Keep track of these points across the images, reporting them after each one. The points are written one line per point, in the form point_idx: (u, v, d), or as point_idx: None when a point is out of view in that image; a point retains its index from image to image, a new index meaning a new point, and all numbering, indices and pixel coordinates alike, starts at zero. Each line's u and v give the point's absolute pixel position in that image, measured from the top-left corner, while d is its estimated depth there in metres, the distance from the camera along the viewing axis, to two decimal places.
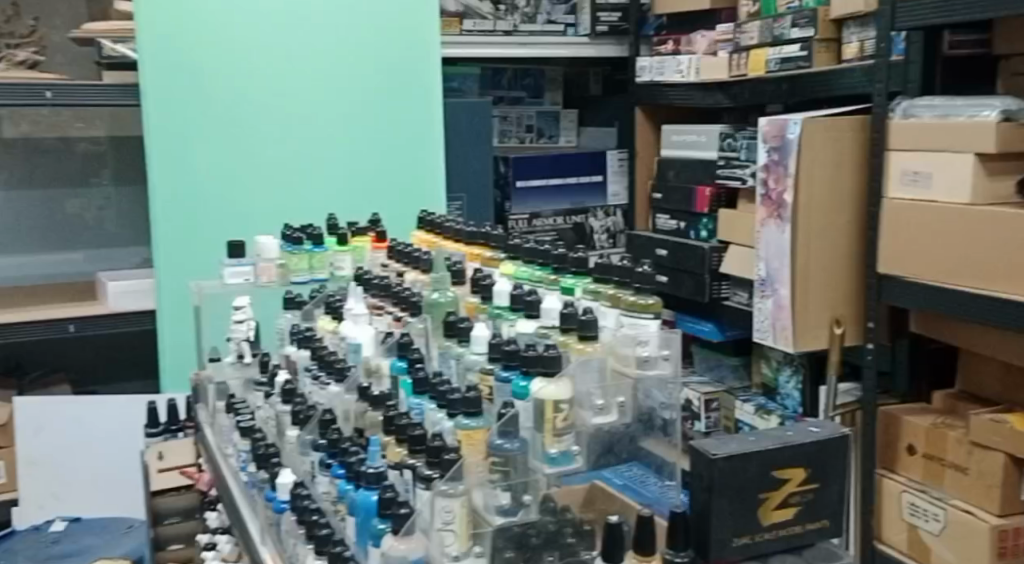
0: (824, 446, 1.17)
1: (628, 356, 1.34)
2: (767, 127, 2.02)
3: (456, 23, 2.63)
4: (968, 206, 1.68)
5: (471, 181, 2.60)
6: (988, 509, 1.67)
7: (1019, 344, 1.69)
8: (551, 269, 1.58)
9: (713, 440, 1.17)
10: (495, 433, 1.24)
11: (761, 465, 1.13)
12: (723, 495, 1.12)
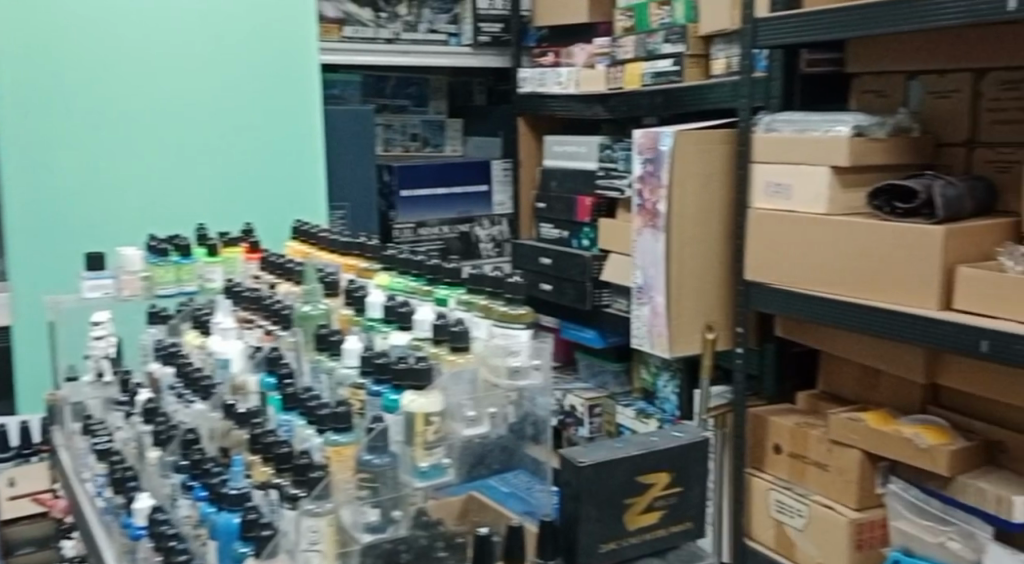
0: (686, 451, 1.27)
1: (499, 365, 1.41)
2: (642, 139, 2.08)
3: (335, 30, 2.59)
4: (825, 216, 1.78)
5: (355, 190, 2.59)
6: (847, 504, 1.78)
7: (874, 346, 1.80)
8: (426, 281, 1.63)
9: (582, 448, 1.25)
10: (364, 449, 1.27)
11: (627, 472, 1.22)
12: (591, 503, 1.20)
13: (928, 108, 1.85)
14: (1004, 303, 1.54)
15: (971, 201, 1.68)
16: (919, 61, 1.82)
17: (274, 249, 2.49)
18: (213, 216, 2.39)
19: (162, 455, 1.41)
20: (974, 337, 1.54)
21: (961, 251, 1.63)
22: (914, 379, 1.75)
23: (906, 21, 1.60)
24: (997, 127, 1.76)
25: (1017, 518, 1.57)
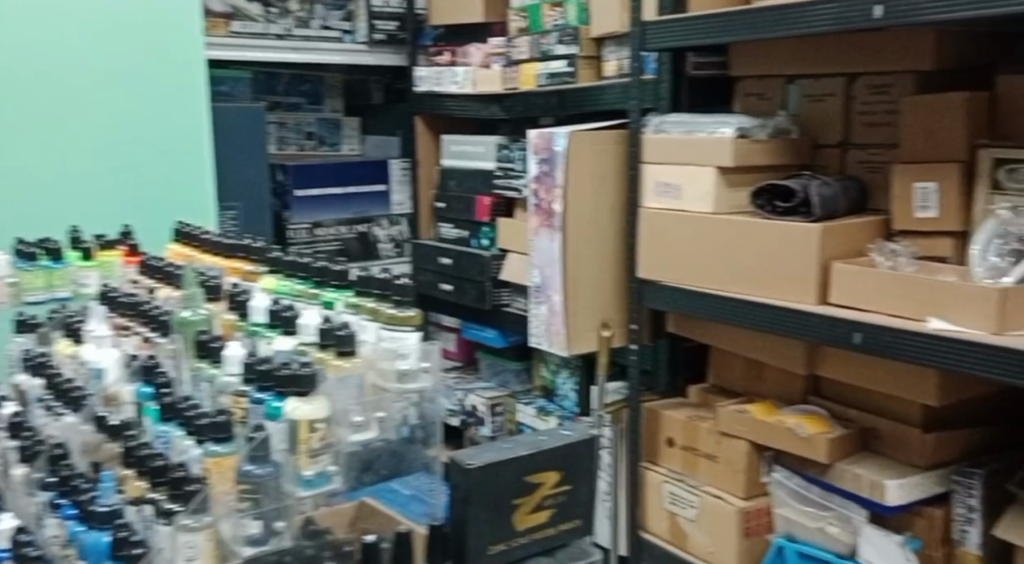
0: (570, 452, 1.37)
1: (388, 370, 1.43)
2: (536, 140, 2.10)
3: (223, 24, 2.53)
4: (711, 215, 1.83)
5: (245, 190, 2.55)
6: (736, 493, 1.85)
7: (760, 340, 1.87)
8: (313, 283, 1.65)
9: (470, 450, 1.33)
10: (246, 459, 1.30)
11: (515, 473, 1.31)
12: (478, 505, 1.29)
13: (805, 112, 1.92)
14: (878, 297, 1.62)
15: (845, 200, 1.76)
16: (798, 66, 1.88)
17: (154, 252, 2.40)
18: (88, 217, 2.28)
19: (28, 472, 1.34)
20: (848, 330, 1.62)
21: (837, 249, 1.70)
22: (796, 370, 1.83)
23: (791, 25, 1.65)
24: (869, 129, 1.84)
25: (889, 500, 1.65)
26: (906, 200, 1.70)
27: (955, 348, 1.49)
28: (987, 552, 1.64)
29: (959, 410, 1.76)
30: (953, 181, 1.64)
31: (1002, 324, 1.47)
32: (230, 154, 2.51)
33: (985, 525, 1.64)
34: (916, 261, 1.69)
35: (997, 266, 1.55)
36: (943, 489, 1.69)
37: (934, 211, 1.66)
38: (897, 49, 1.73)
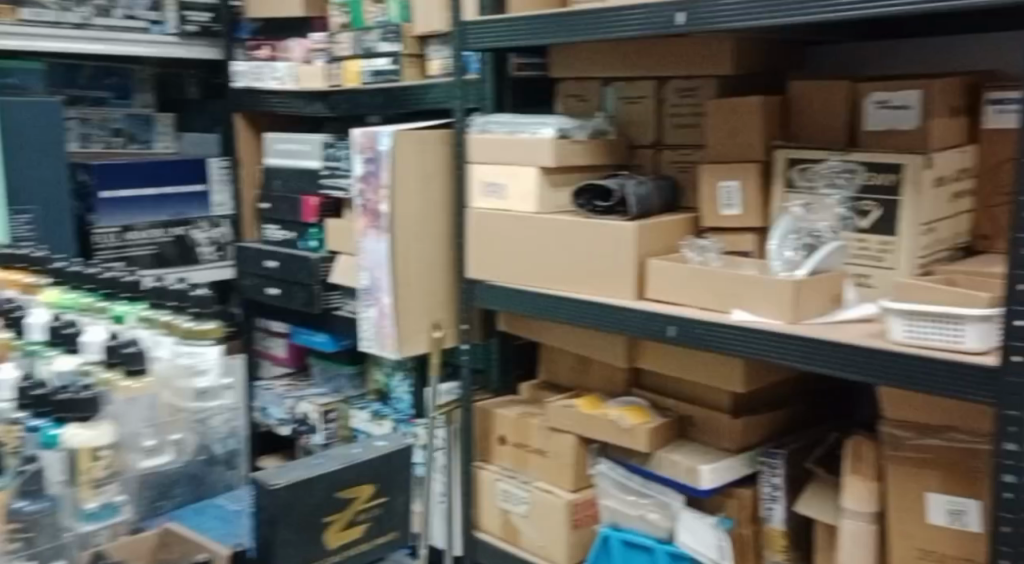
0: (382, 467, 1.56)
1: (185, 387, 1.57)
2: (360, 139, 2.04)
3: (9, 12, 2.37)
4: (536, 215, 1.86)
5: (42, 191, 2.41)
6: (564, 486, 1.89)
7: (585, 335, 1.91)
8: (102, 295, 1.78)
9: (277, 469, 1.48)
10: (16, 496, 1.35)
11: (326, 489, 1.47)
12: (286, 524, 1.44)
13: (623, 113, 1.96)
14: (690, 291, 1.71)
15: (658, 197, 1.83)
16: (612, 68, 1.93)
17: None
18: None
19: None
20: (662, 324, 1.69)
21: (651, 245, 1.77)
22: (616, 364, 1.87)
23: (607, 31, 1.72)
24: (680, 131, 1.90)
25: (703, 483, 1.72)
26: (712, 198, 1.81)
27: (761, 337, 1.59)
28: (790, 527, 1.74)
29: (766, 394, 1.85)
30: (754, 179, 1.76)
31: (796, 315, 1.59)
32: (25, 155, 2.38)
33: (787, 500, 1.74)
34: (721, 256, 1.77)
35: (792, 260, 1.67)
36: (751, 470, 1.79)
37: (737, 208, 1.78)
38: (699, 55, 1.82)
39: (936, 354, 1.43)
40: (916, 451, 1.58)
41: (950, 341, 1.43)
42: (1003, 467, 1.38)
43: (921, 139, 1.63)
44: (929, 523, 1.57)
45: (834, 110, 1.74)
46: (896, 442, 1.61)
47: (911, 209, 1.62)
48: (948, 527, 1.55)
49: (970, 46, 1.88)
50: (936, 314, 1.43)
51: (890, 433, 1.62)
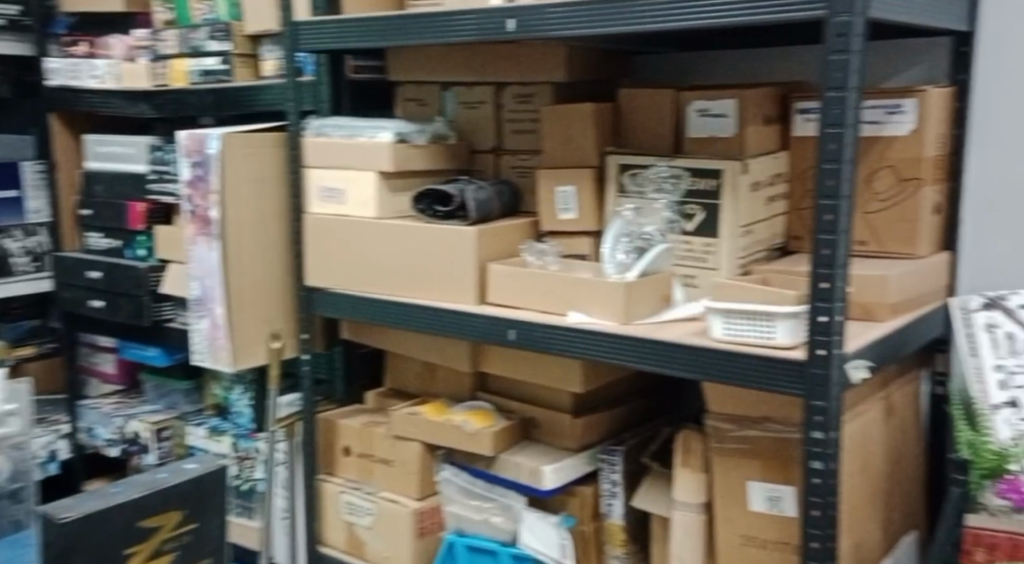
0: (193, 492, 1.62)
1: None
2: (187, 141, 1.96)
3: None
4: (375, 220, 1.84)
5: None
6: (410, 495, 1.88)
7: (428, 341, 1.90)
8: None
9: (77, 501, 1.53)
10: None
11: (129, 517, 1.54)
12: (83, 553, 1.49)
13: (461, 119, 1.96)
14: (529, 294, 1.72)
15: (498, 202, 1.84)
16: (452, 73, 1.92)
17: None
18: None
19: None
20: (503, 328, 1.70)
21: (490, 249, 1.78)
22: (460, 368, 1.87)
23: (443, 35, 1.72)
24: (519, 136, 1.91)
25: (545, 485, 1.74)
26: (549, 202, 1.83)
27: (594, 338, 1.62)
28: (628, 520, 1.80)
29: (602, 392, 1.87)
30: (588, 184, 1.80)
31: (627, 315, 1.64)
32: None
33: (625, 495, 1.79)
34: (560, 259, 1.80)
35: (624, 262, 1.71)
36: (591, 467, 1.81)
37: (573, 212, 1.81)
38: (531, 61, 1.84)
39: (750, 350, 1.51)
40: (738, 443, 1.67)
41: (764, 338, 1.52)
42: (811, 455, 1.48)
43: (737, 145, 1.71)
44: (751, 510, 1.66)
45: (659, 117, 1.79)
46: (719, 434, 1.68)
47: (729, 213, 1.70)
48: (768, 513, 1.65)
49: (785, 58, 1.95)
50: (753, 313, 1.51)
51: (715, 426, 1.69)
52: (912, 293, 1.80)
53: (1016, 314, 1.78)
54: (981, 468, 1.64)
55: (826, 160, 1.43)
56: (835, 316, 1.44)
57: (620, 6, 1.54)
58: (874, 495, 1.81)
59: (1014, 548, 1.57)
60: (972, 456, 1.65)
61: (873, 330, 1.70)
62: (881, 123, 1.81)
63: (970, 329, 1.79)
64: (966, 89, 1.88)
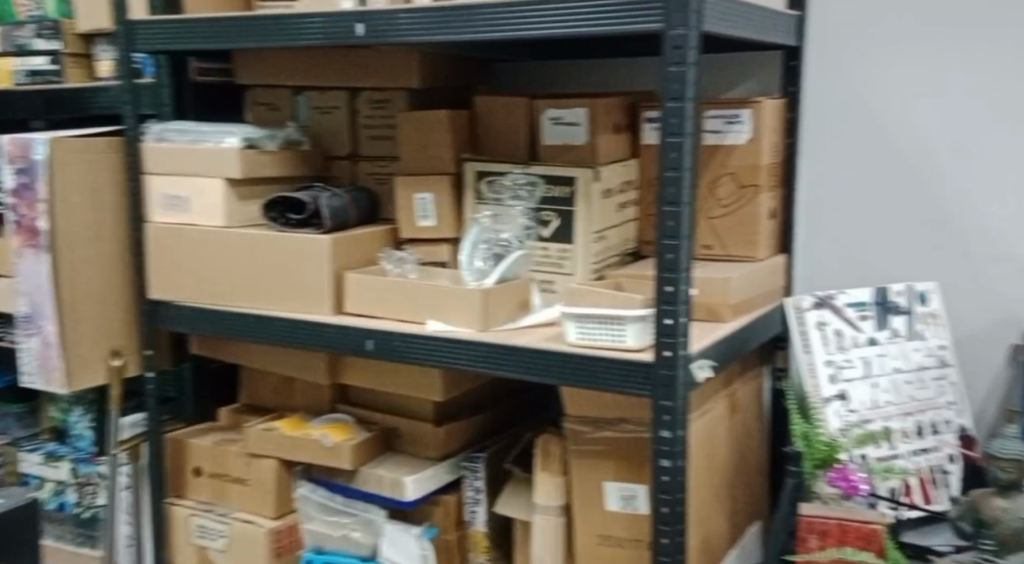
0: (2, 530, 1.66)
1: None
2: (9, 146, 1.83)
3: None
4: (223, 229, 1.76)
5: None
6: (265, 514, 1.82)
7: (282, 354, 1.84)
8: None
9: None
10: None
11: None
12: None
13: (315, 124, 1.92)
14: (387, 303, 1.68)
15: (354, 211, 1.79)
16: (304, 78, 1.87)
17: None
18: None
19: None
20: (360, 337, 1.66)
21: (346, 257, 1.73)
22: (318, 381, 1.82)
23: (291, 38, 1.67)
24: (374, 142, 1.89)
25: (408, 495, 1.71)
26: (408, 210, 1.80)
27: (452, 346, 1.60)
28: (491, 527, 1.79)
29: (462, 399, 1.85)
30: (446, 192, 1.78)
31: (486, 321, 1.61)
32: None
33: (487, 503, 1.78)
34: (418, 267, 1.77)
35: (481, 269, 1.69)
36: (454, 476, 1.80)
37: (431, 219, 1.79)
38: (384, 67, 1.81)
39: (599, 351, 1.51)
40: (594, 444, 1.65)
41: (615, 340, 1.50)
42: (660, 453, 1.47)
43: (590, 151, 1.70)
44: (606, 510, 1.65)
45: (514, 125, 1.77)
46: (576, 436, 1.67)
47: (583, 219, 1.69)
48: (621, 511, 1.65)
49: (636, 68, 1.99)
50: (602, 316, 1.50)
51: (571, 428, 1.67)
52: (754, 289, 1.79)
53: (844, 311, 1.79)
54: (814, 457, 1.64)
55: (668, 168, 1.42)
56: (680, 317, 1.44)
57: (469, 11, 1.51)
58: (717, 488, 1.80)
59: (843, 533, 1.51)
60: (805, 448, 1.64)
61: (714, 332, 1.65)
62: (721, 133, 1.79)
63: (802, 327, 1.78)
64: (796, 101, 1.92)
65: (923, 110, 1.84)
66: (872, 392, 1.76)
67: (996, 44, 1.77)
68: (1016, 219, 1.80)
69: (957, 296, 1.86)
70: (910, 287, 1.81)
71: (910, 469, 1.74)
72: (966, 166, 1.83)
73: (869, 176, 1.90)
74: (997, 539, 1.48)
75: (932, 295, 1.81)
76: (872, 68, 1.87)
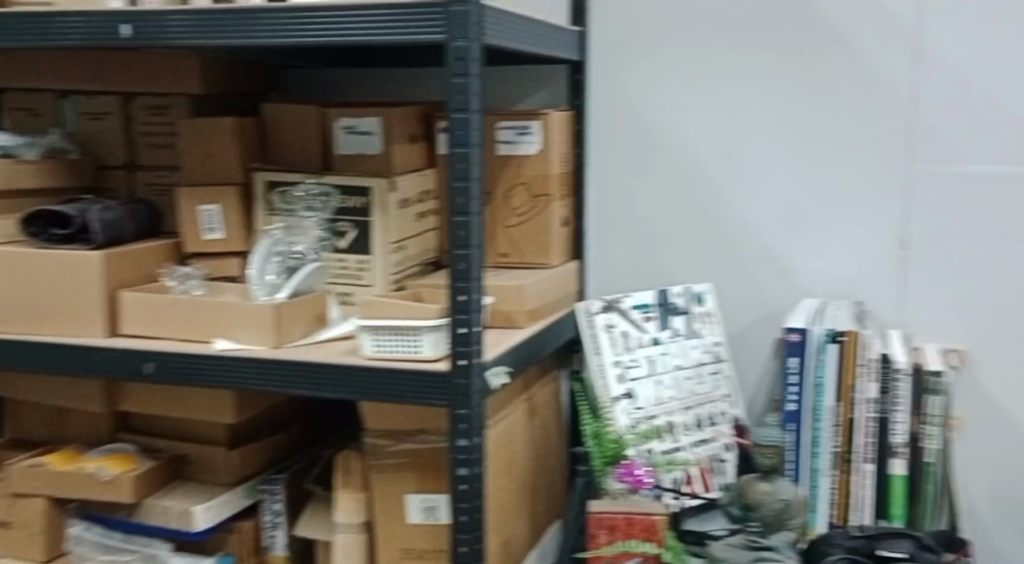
0: None
1: None
2: None
3: None
4: None
5: None
6: (34, 558, 1.67)
7: (51, 383, 1.70)
8: None
9: None
10: None
11: None
12: None
13: (83, 130, 1.79)
14: (166, 322, 1.55)
15: (132, 224, 1.67)
16: (66, 81, 1.74)
17: None
18: None
19: None
20: (138, 360, 1.52)
21: (122, 275, 1.60)
22: (92, 409, 1.69)
23: (44, 39, 1.51)
24: (153, 151, 1.78)
25: (198, 525, 1.60)
26: (192, 222, 1.69)
27: (238, 365, 1.47)
28: (292, 550, 1.70)
29: (255, 420, 1.75)
30: (233, 204, 1.68)
31: (277, 337, 1.51)
32: None
33: (289, 526, 1.69)
34: (204, 283, 1.66)
35: (272, 283, 1.58)
36: (251, 500, 1.70)
37: (219, 231, 1.69)
38: (158, 71, 1.70)
39: (395, 364, 1.43)
40: (395, 457, 1.57)
41: (411, 351, 1.43)
42: (456, 462, 1.40)
43: (385, 162, 1.65)
44: (408, 523, 1.56)
45: (305, 134, 1.70)
46: (377, 451, 1.58)
47: (380, 229, 1.62)
48: (422, 524, 1.56)
49: (427, 79, 1.95)
50: (396, 327, 1.43)
51: (371, 442, 1.58)
52: (554, 295, 1.80)
53: (629, 314, 1.79)
54: (605, 455, 1.65)
55: (456, 179, 1.36)
56: (474, 326, 1.39)
57: (244, 17, 1.40)
58: (521, 490, 1.72)
59: (630, 525, 1.49)
60: (596, 447, 1.65)
61: (511, 338, 1.62)
62: (513, 144, 1.78)
63: (591, 330, 1.77)
64: (582, 114, 1.89)
65: (693, 121, 1.85)
66: (656, 389, 1.76)
67: (758, 50, 1.80)
68: (780, 225, 1.83)
69: (727, 295, 1.87)
70: (688, 288, 1.82)
71: (691, 459, 1.74)
72: (733, 173, 1.84)
73: (645, 186, 1.89)
74: (763, 520, 1.49)
75: (709, 295, 1.83)
76: (644, 77, 1.86)
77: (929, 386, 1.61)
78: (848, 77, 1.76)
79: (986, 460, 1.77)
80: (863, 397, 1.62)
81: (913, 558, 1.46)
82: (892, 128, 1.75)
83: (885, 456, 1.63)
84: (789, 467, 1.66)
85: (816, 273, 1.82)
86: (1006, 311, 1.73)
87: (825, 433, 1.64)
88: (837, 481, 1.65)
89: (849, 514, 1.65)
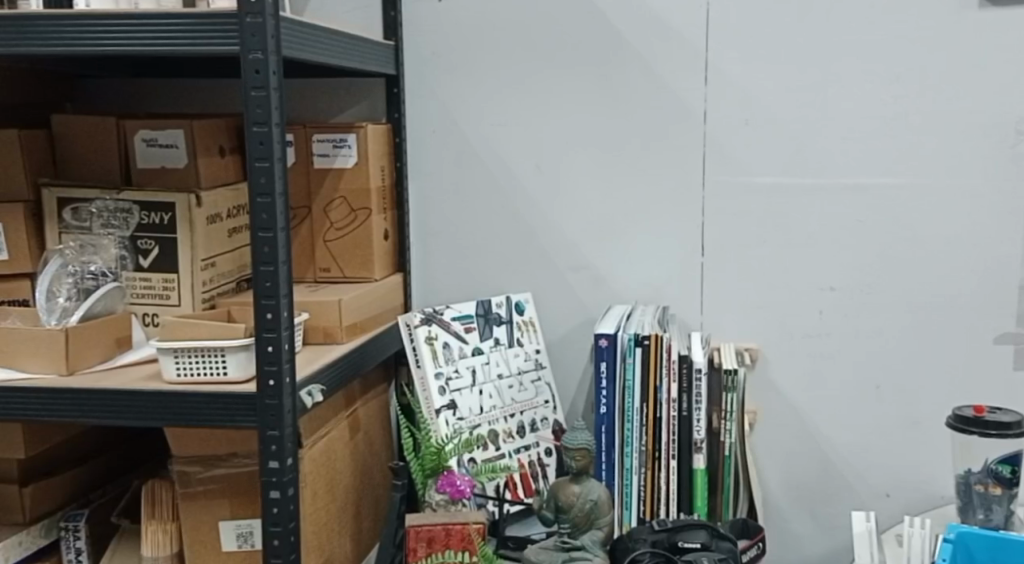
0: None
1: None
2: None
3: None
4: None
5: None
6: None
7: None
8: None
9: None
10: None
11: None
12: None
13: None
14: None
15: None
16: None
17: None
18: None
19: None
20: None
21: None
22: None
23: None
24: None
25: None
26: None
27: (24, 395, 1.39)
28: None
29: (52, 451, 1.63)
30: (20, 221, 1.57)
31: (71, 364, 1.43)
32: None
33: (93, 560, 1.62)
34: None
35: (64, 307, 1.51)
36: (51, 538, 1.61)
37: (3, 251, 1.56)
38: None
39: (198, 387, 1.37)
40: (205, 485, 1.50)
41: (215, 373, 1.37)
42: (267, 485, 1.35)
43: (192, 176, 1.58)
44: (221, 551, 1.50)
45: (103, 147, 1.62)
46: (186, 479, 1.50)
47: (186, 246, 1.55)
48: (237, 550, 1.50)
49: (234, 90, 1.89)
50: (199, 348, 1.36)
51: (179, 470, 1.50)
52: (374, 308, 1.75)
53: (451, 324, 1.77)
54: (424, 468, 1.63)
55: (258, 194, 1.31)
56: (284, 344, 1.34)
57: (19, 24, 1.31)
58: (342, 509, 1.67)
59: (449, 536, 1.48)
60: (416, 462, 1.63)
61: (326, 354, 1.57)
62: (329, 156, 1.74)
63: (412, 344, 1.73)
64: (400, 127, 1.85)
65: (507, 131, 1.85)
66: (478, 398, 1.75)
67: (563, 63, 1.82)
68: (592, 232, 1.85)
69: (544, 303, 1.88)
70: (509, 298, 1.83)
71: (514, 464, 1.74)
72: (546, 181, 1.85)
73: (462, 197, 1.88)
74: (571, 521, 1.49)
75: (528, 305, 1.84)
76: (459, 89, 1.86)
77: (727, 383, 1.65)
78: (648, 88, 1.79)
79: (790, 451, 1.83)
80: (666, 396, 1.65)
81: (708, 547, 1.48)
82: (691, 138, 1.79)
83: (689, 450, 1.65)
84: (602, 467, 1.69)
85: (626, 278, 1.85)
86: (803, 309, 1.79)
87: (634, 434, 1.67)
88: (645, 477, 1.68)
89: (657, 508, 1.68)
